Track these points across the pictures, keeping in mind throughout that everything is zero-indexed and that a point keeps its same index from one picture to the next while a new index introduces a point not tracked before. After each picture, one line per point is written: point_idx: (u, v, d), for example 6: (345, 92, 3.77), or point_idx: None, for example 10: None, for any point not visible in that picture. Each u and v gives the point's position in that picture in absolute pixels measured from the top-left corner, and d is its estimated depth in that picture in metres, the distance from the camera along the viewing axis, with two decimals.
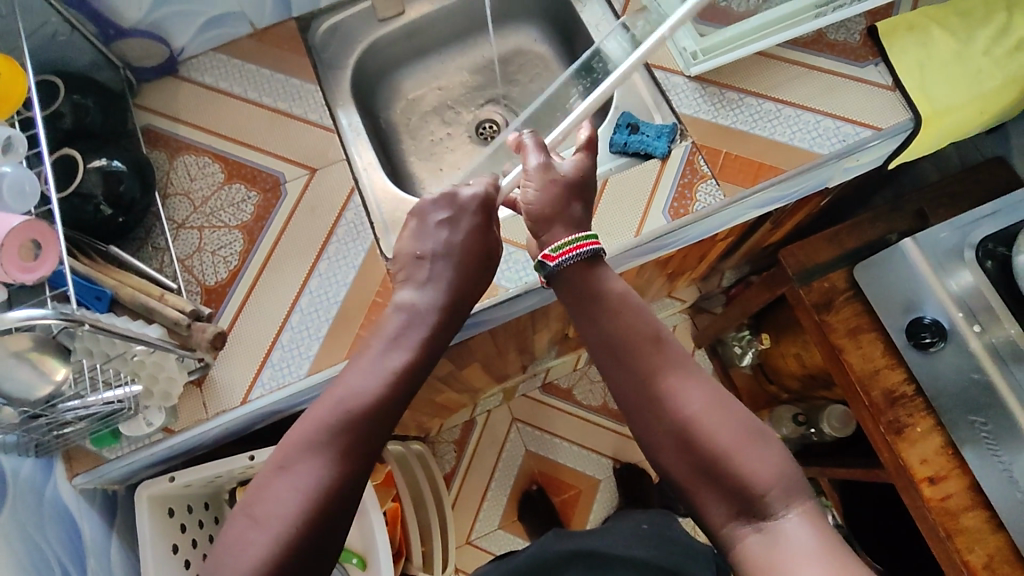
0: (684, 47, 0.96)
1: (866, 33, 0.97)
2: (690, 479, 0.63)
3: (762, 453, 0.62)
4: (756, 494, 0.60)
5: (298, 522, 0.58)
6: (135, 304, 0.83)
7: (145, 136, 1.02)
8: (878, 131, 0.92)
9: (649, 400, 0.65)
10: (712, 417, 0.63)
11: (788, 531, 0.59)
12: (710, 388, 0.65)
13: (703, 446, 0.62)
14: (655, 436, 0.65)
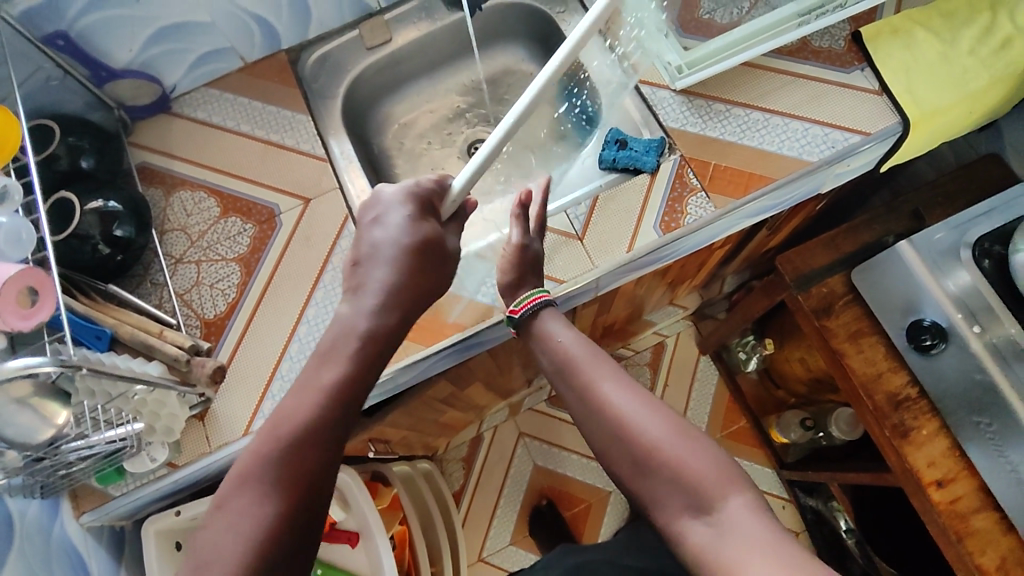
0: (669, 61, 0.96)
1: (850, 39, 0.97)
2: (635, 482, 0.64)
3: (697, 448, 0.63)
4: (697, 491, 0.61)
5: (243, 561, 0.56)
6: (135, 342, 0.84)
7: (141, 174, 1.04)
8: (866, 136, 0.92)
9: (586, 413, 0.67)
10: (644, 419, 0.65)
11: (733, 525, 0.59)
12: (642, 394, 0.67)
13: (642, 449, 0.63)
14: (600, 445, 0.66)
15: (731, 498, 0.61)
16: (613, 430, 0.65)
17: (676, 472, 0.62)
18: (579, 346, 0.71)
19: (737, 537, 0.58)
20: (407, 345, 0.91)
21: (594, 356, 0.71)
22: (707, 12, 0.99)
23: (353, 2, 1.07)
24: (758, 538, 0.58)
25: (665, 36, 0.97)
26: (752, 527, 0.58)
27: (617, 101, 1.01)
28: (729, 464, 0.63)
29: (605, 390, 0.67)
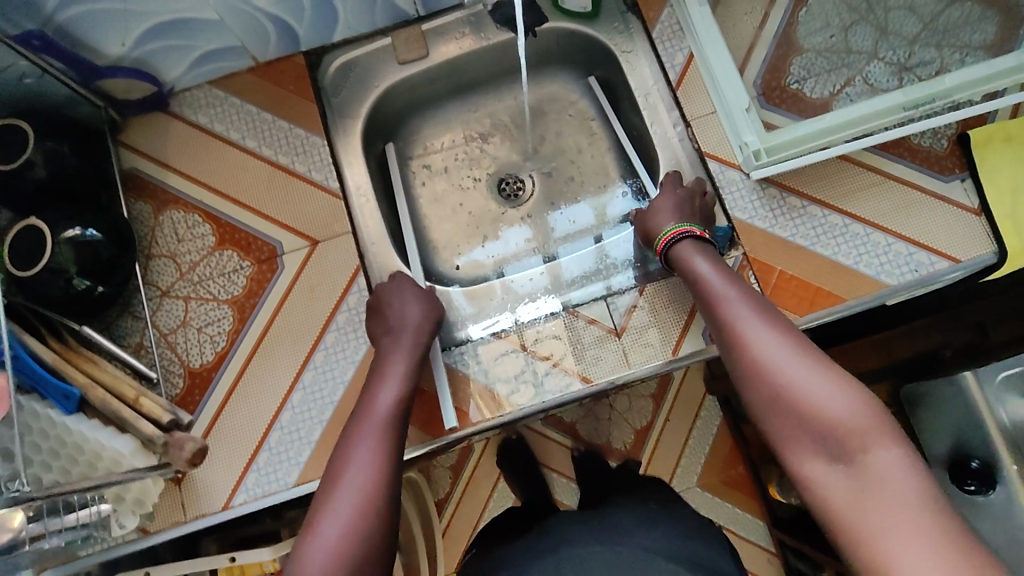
0: (746, 143, 0.83)
1: (956, 139, 0.83)
2: (773, 418, 0.61)
3: (840, 394, 0.58)
4: (835, 432, 0.57)
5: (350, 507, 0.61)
6: (106, 410, 0.74)
7: (128, 182, 0.91)
8: (955, 263, 0.81)
9: (725, 345, 0.67)
10: (784, 359, 0.62)
11: (874, 471, 0.55)
12: (788, 335, 0.64)
13: (777, 381, 0.61)
14: (738, 376, 0.65)
15: (871, 449, 0.56)
16: (752, 365, 0.64)
17: (811, 414, 0.59)
18: (724, 285, 0.71)
19: (877, 490, 0.54)
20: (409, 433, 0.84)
21: (739, 295, 0.70)
22: (796, 81, 0.87)
23: (388, 8, 0.91)
24: (900, 493, 0.53)
25: (744, 112, 0.84)
26: (895, 480, 0.53)
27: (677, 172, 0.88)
28: (877, 410, 0.58)
29: (749, 332, 0.66)
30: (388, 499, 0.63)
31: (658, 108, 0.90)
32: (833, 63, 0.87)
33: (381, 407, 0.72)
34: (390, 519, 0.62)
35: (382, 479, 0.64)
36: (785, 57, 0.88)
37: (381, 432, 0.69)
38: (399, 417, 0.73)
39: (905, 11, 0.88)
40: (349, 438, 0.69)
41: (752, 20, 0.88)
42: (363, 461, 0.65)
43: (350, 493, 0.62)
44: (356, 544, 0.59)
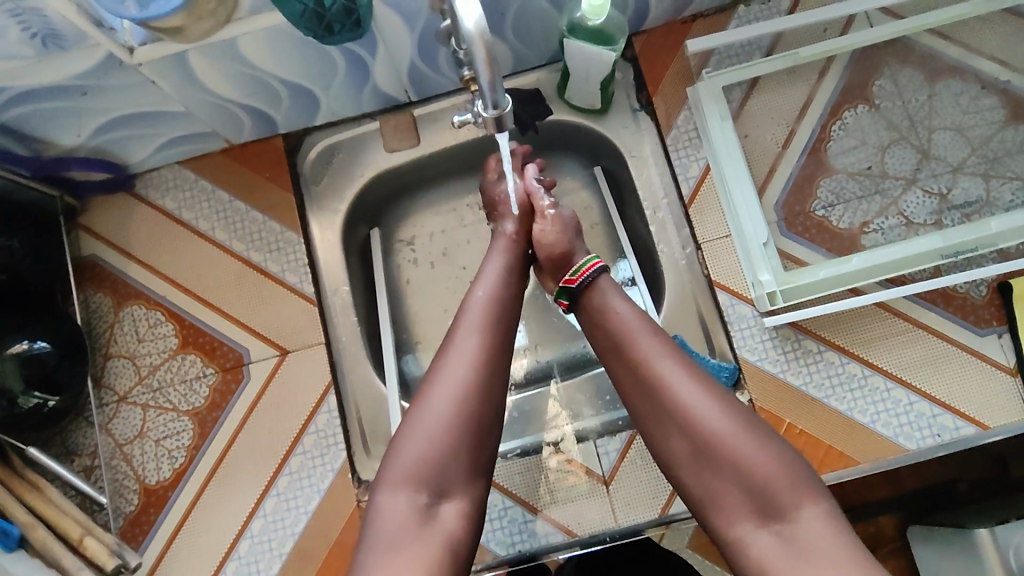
0: (761, 282, 0.76)
1: (996, 288, 0.75)
2: (693, 473, 0.55)
3: (765, 447, 0.54)
4: (763, 491, 0.52)
5: (442, 437, 0.56)
6: (48, 553, 0.68)
7: (87, 271, 0.85)
8: (983, 430, 0.73)
9: (636, 387, 0.59)
10: (705, 406, 0.55)
11: (808, 534, 0.50)
12: (706, 378, 0.57)
13: (697, 432, 0.55)
14: (655, 426, 0.57)
15: (802, 507, 0.51)
16: (672, 416, 0.56)
17: (738, 471, 0.53)
18: (634, 315, 0.62)
19: (813, 555, 0.49)
20: None
21: (651, 331, 0.60)
22: (821, 207, 0.78)
23: (376, 95, 0.83)
24: (838, 558, 0.48)
25: (762, 246, 0.77)
26: (830, 544, 0.49)
27: (681, 298, 0.80)
28: (798, 461, 0.54)
29: (664, 373, 0.57)
30: (489, 419, 0.58)
31: (668, 223, 0.81)
32: (866, 189, 0.78)
33: (481, 296, 0.64)
34: (489, 432, 0.58)
35: (483, 372, 0.59)
36: (811, 177, 0.79)
37: (482, 332, 0.61)
38: (506, 295, 0.65)
39: (952, 133, 0.78)
40: (453, 328, 0.62)
41: (777, 135, 0.80)
42: (464, 359, 0.59)
43: (443, 409, 0.56)
44: (445, 457, 0.55)
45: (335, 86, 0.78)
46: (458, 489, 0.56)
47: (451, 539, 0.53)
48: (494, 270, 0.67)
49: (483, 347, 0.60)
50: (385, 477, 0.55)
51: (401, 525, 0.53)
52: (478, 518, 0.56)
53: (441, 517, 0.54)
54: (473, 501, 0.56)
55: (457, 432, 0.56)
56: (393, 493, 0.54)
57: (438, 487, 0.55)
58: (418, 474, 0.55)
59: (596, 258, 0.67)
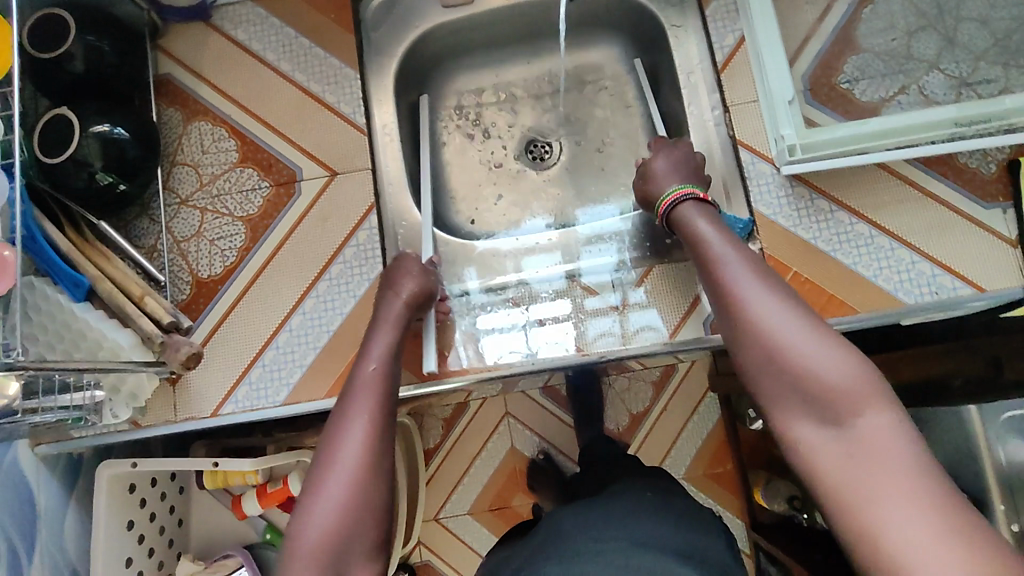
0: (782, 136, 0.80)
1: (1005, 165, 0.79)
2: (764, 383, 0.56)
3: (834, 355, 0.53)
4: (826, 395, 0.52)
5: (336, 514, 0.56)
6: (113, 303, 0.76)
7: (162, 88, 0.93)
8: (979, 292, 0.78)
9: (717, 305, 0.62)
10: (778, 318, 0.56)
11: (869, 434, 0.49)
12: (786, 295, 0.58)
13: (767, 340, 0.56)
14: (732, 339, 0.60)
15: (866, 414, 0.50)
16: (746, 327, 0.58)
17: (802, 376, 0.53)
18: (720, 245, 0.66)
19: (867, 453, 0.48)
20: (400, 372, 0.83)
21: (738, 255, 0.64)
22: (847, 80, 0.83)
23: None
24: (894, 459, 0.47)
25: (787, 103, 0.81)
26: (888, 446, 0.48)
27: (707, 155, 0.86)
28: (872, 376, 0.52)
29: (742, 292, 0.60)
30: (382, 492, 0.59)
31: (699, 87, 0.87)
32: (891, 68, 0.83)
33: (374, 369, 0.68)
34: (385, 500, 0.59)
35: (373, 443, 0.61)
36: (839, 53, 0.84)
37: (374, 398, 0.64)
38: (392, 375, 0.69)
39: (977, 23, 0.83)
40: (345, 400, 0.65)
41: (810, 13, 0.86)
42: (355, 437, 0.61)
43: (331, 489, 0.58)
44: (347, 537, 0.56)
45: None
46: (354, 555, 0.56)
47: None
48: (384, 345, 0.71)
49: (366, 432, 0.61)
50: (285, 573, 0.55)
51: None
52: None
53: None
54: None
55: (342, 507, 0.57)
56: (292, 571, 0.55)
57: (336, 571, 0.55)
58: (316, 551, 0.55)
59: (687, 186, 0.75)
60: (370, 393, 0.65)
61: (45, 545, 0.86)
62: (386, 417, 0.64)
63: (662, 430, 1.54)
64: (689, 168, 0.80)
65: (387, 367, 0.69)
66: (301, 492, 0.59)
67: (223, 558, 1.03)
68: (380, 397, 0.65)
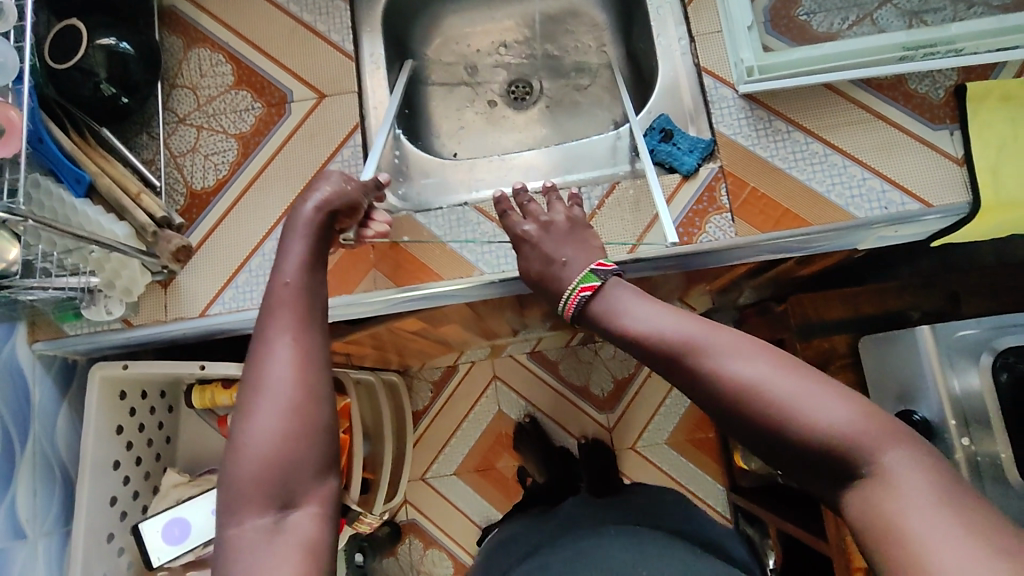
0: (741, 59, 0.84)
1: (952, 91, 0.84)
2: (774, 451, 0.53)
3: (836, 405, 0.50)
4: (839, 448, 0.50)
5: (271, 459, 0.56)
6: (110, 197, 0.82)
7: (165, 17, 0.99)
8: (927, 207, 0.81)
9: (692, 386, 0.56)
10: (774, 381, 0.52)
11: (897, 481, 0.48)
12: (768, 353, 0.54)
13: (767, 414, 0.52)
14: (724, 418, 0.55)
15: (885, 456, 0.49)
16: (740, 405, 0.53)
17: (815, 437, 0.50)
18: (682, 320, 0.59)
19: (901, 499, 0.47)
20: (378, 278, 0.88)
21: (703, 325, 0.57)
22: (805, 14, 0.89)
23: None
24: (926, 505, 0.46)
25: (746, 29, 0.85)
26: (916, 491, 0.47)
27: (673, 83, 0.91)
28: (874, 411, 0.51)
29: (720, 365, 0.54)
30: (321, 411, 0.59)
31: (667, 20, 0.93)
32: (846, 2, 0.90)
33: (291, 289, 0.65)
34: (325, 418, 0.59)
35: (303, 383, 0.59)
36: None
37: (298, 325, 0.62)
38: (312, 292, 0.66)
39: None
40: (266, 329, 0.62)
41: None
42: (282, 364, 0.59)
43: (262, 442, 0.56)
44: (287, 458, 0.56)
45: None
46: (308, 491, 0.56)
47: (311, 542, 0.54)
48: (296, 260, 0.68)
49: (292, 374, 0.59)
50: (231, 503, 0.55)
51: (253, 544, 0.53)
52: (335, 517, 0.57)
53: (294, 525, 0.55)
54: (328, 502, 0.57)
55: (281, 449, 0.56)
56: (242, 519, 0.54)
57: (285, 497, 0.55)
58: (259, 477, 0.55)
59: (589, 279, 0.67)
60: (296, 324, 0.62)
61: (37, 437, 0.90)
62: (312, 341, 0.62)
63: (643, 398, 1.62)
64: (567, 236, 0.75)
65: (307, 282, 0.66)
66: (233, 422, 0.59)
67: (209, 474, 1.07)
68: (299, 333, 0.62)
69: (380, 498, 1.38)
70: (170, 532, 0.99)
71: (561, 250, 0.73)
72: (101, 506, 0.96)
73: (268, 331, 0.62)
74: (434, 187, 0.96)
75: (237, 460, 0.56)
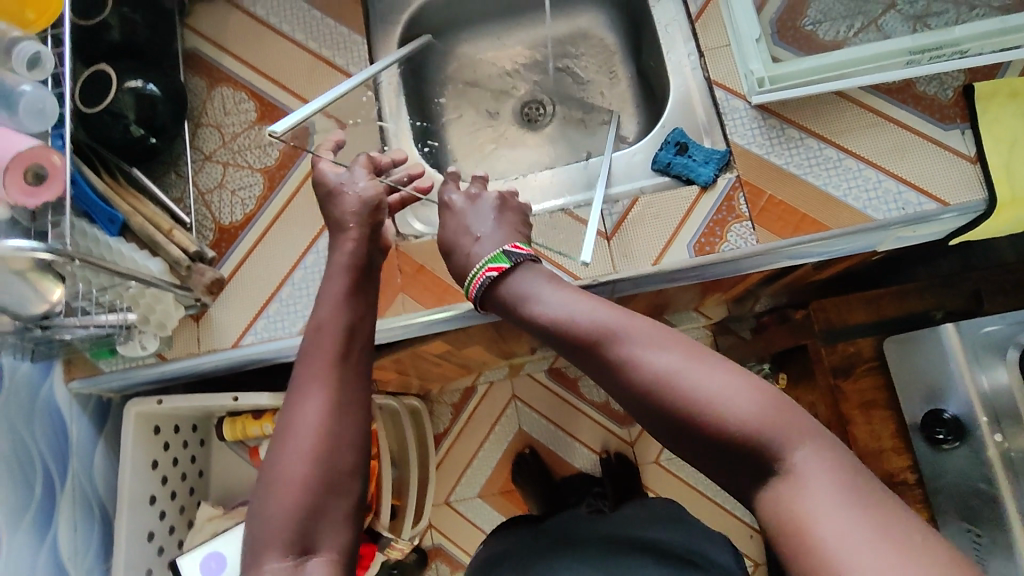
0: (752, 70, 0.88)
1: (962, 92, 0.85)
2: (683, 439, 0.54)
3: (744, 396, 0.53)
4: (747, 439, 0.52)
5: (299, 502, 0.58)
6: (143, 233, 0.85)
7: (188, 59, 1.02)
8: (944, 206, 0.82)
9: (606, 374, 0.59)
10: (686, 372, 0.54)
11: (804, 474, 0.50)
12: (679, 344, 0.57)
13: (676, 403, 0.54)
14: (636, 404, 0.57)
15: (792, 449, 0.51)
16: (650, 394, 0.55)
17: (725, 427, 0.52)
18: (597, 309, 0.61)
19: (806, 491, 0.49)
20: (406, 302, 0.91)
21: (620, 317, 0.60)
22: (811, 23, 0.92)
23: None
24: (827, 498, 0.48)
25: (754, 41, 0.89)
26: (820, 484, 0.49)
27: (686, 97, 0.93)
28: (782, 404, 0.53)
29: (633, 354, 0.57)
30: (351, 461, 0.62)
31: (676, 37, 0.95)
32: (851, 10, 0.93)
33: (326, 330, 0.70)
34: (352, 467, 0.62)
35: (332, 432, 0.62)
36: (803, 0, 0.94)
37: (331, 367, 0.67)
38: (349, 333, 0.71)
39: None
40: (301, 372, 0.67)
41: None
42: (314, 407, 0.63)
43: (291, 482, 0.59)
44: (314, 504, 0.59)
45: None
46: (326, 538, 0.58)
47: None
48: (335, 295, 0.74)
49: (323, 419, 0.63)
50: (256, 541, 0.57)
51: None
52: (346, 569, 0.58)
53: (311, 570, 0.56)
54: (343, 550, 0.59)
55: (305, 491, 0.59)
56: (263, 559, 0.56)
57: (304, 543, 0.57)
58: (283, 520, 0.58)
59: (488, 261, 0.71)
60: (327, 365, 0.67)
61: (76, 475, 0.91)
62: (349, 382, 0.67)
63: None
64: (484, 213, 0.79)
65: (342, 318, 0.71)
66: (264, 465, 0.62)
67: (242, 505, 1.07)
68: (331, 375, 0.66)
69: (408, 523, 1.38)
70: (208, 566, 0.97)
71: (480, 225, 0.77)
72: (138, 543, 0.96)
73: (306, 373, 0.67)
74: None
75: (267, 502, 0.59)
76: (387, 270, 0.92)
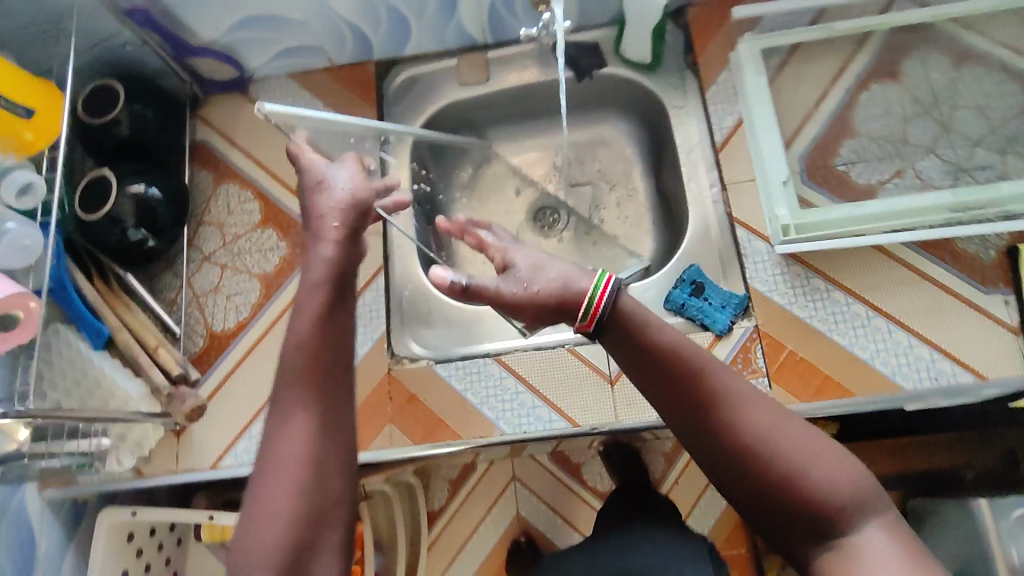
0: (777, 215, 0.82)
1: (1005, 251, 0.79)
2: (756, 493, 0.49)
3: (833, 467, 0.49)
4: (831, 511, 0.48)
5: (285, 548, 0.46)
6: (129, 352, 0.82)
7: (196, 152, 1.00)
8: (980, 380, 0.75)
9: (687, 415, 0.52)
10: (780, 431, 0.49)
11: (872, 552, 0.46)
12: (771, 403, 0.52)
13: (763, 461, 0.49)
14: (712, 451, 0.51)
15: (868, 528, 0.48)
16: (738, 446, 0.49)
17: (810, 496, 0.48)
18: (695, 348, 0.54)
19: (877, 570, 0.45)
20: (394, 433, 0.84)
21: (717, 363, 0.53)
22: (843, 163, 0.87)
23: (458, 34, 0.98)
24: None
25: (782, 183, 0.83)
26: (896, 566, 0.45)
27: (704, 230, 0.88)
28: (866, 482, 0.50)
29: (726, 403, 0.51)
30: (338, 484, 0.49)
31: (698, 166, 0.90)
32: (886, 152, 0.87)
33: (308, 328, 0.54)
34: (341, 497, 0.49)
35: (319, 458, 0.49)
36: (835, 137, 0.88)
37: (317, 376, 0.52)
38: (335, 337, 0.55)
39: (973, 113, 0.86)
40: (283, 381, 0.52)
41: (810, 98, 0.90)
42: (299, 432, 0.50)
43: (273, 519, 0.47)
44: (302, 549, 0.46)
45: (425, 17, 0.93)
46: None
47: None
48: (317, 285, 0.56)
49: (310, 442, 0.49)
50: None
51: None
52: None
53: None
54: None
55: (290, 528, 0.47)
56: None
57: None
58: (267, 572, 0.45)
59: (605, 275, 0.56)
60: (308, 372, 0.52)
61: None
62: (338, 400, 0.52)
63: None
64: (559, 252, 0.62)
65: (324, 316, 0.55)
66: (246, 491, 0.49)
67: None
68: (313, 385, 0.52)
69: None
70: None
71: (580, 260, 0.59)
72: None
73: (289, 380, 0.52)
74: (454, 331, 0.91)
75: (246, 542, 0.47)
76: (375, 397, 0.86)
